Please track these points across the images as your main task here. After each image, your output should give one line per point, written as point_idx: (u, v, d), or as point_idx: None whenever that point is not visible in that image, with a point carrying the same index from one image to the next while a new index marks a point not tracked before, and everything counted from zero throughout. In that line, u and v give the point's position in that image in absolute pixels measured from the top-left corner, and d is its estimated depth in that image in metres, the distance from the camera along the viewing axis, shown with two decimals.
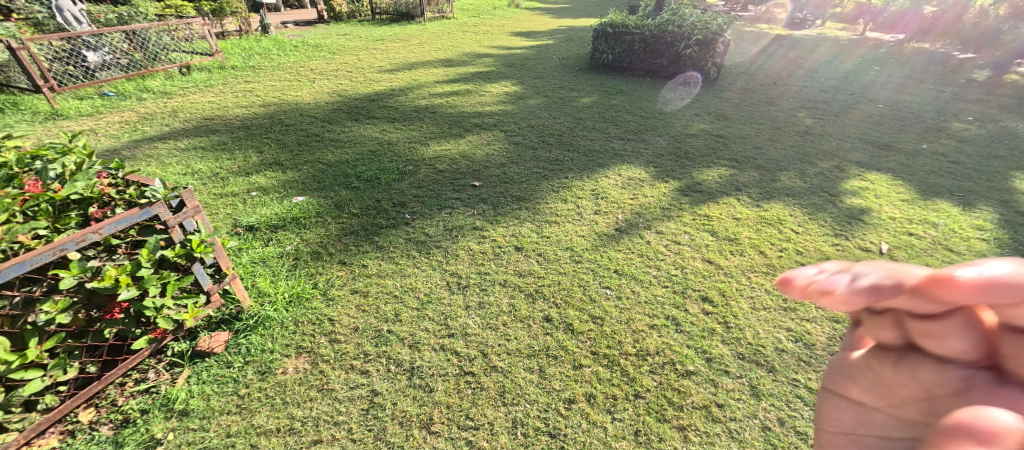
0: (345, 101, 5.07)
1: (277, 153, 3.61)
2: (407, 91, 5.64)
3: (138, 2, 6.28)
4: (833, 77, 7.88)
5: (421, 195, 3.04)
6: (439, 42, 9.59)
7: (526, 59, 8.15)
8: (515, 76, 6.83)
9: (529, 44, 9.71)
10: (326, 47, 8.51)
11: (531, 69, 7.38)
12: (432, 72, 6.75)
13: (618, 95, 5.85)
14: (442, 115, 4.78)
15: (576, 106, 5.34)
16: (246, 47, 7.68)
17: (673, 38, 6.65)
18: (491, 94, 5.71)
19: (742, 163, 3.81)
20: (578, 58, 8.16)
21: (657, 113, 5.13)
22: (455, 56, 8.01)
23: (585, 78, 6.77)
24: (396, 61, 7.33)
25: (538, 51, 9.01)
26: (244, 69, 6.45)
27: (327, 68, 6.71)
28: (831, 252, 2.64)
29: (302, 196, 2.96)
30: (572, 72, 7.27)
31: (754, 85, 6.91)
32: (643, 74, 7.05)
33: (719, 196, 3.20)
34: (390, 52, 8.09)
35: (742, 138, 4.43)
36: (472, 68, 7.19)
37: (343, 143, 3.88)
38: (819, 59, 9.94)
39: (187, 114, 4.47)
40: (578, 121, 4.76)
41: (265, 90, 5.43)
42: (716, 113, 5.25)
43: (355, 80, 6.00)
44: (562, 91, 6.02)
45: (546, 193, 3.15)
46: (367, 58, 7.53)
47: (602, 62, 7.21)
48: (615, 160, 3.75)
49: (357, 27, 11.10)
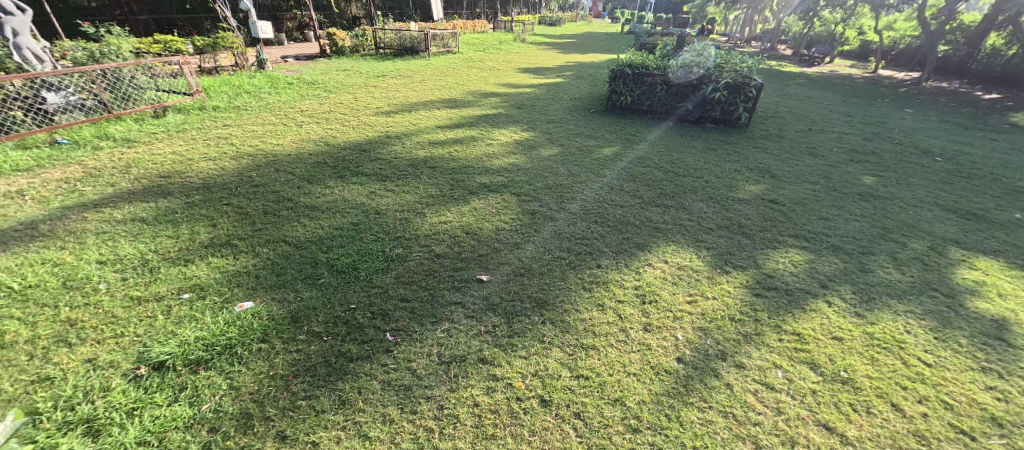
0: (332, 153, 4.41)
1: (234, 228, 2.88)
2: (404, 138, 5.01)
3: (116, 39, 5.76)
4: (870, 122, 7.26)
5: (410, 297, 2.28)
6: (443, 79, 9.13)
7: (535, 99, 7.62)
8: (524, 120, 6.24)
9: (537, 82, 9.24)
10: (322, 84, 8.03)
11: (542, 111, 6.81)
12: (434, 115, 6.16)
13: (642, 145, 5.21)
14: (442, 170, 4.09)
15: (597, 159, 4.67)
16: (236, 84, 7.18)
17: (698, 80, 6.10)
18: (499, 142, 5.07)
19: (811, 242, 3.08)
20: (591, 99, 7.62)
21: (691, 168, 4.46)
22: (459, 96, 7.48)
23: (600, 123, 6.17)
24: (394, 101, 6.77)
25: (549, 90, 8.49)
26: (227, 110, 5.87)
27: (319, 109, 6.14)
28: (995, 405, 1.83)
29: (249, 301, 2.20)
30: (586, 115, 6.69)
31: (788, 132, 6.28)
32: (665, 118, 6.45)
33: (803, 298, 2.43)
34: (389, 91, 7.58)
35: (800, 204, 3.72)
36: (477, 109, 6.62)
37: (320, 212, 3.16)
38: (846, 100, 9.40)
39: (142, 169, 3.80)
40: (602, 179, 4.08)
41: (242, 136, 4.79)
42: (757, 168, 4.58)
43: (347, 125, 5.38)
44: (579, 139, 5.39)
45: (576, 294, 2.39)
46: (364, 98, 6.98)
47: (619, 104, 6.64)
48: (656, 238, 3.02)
49: (359, 63, 10.72)
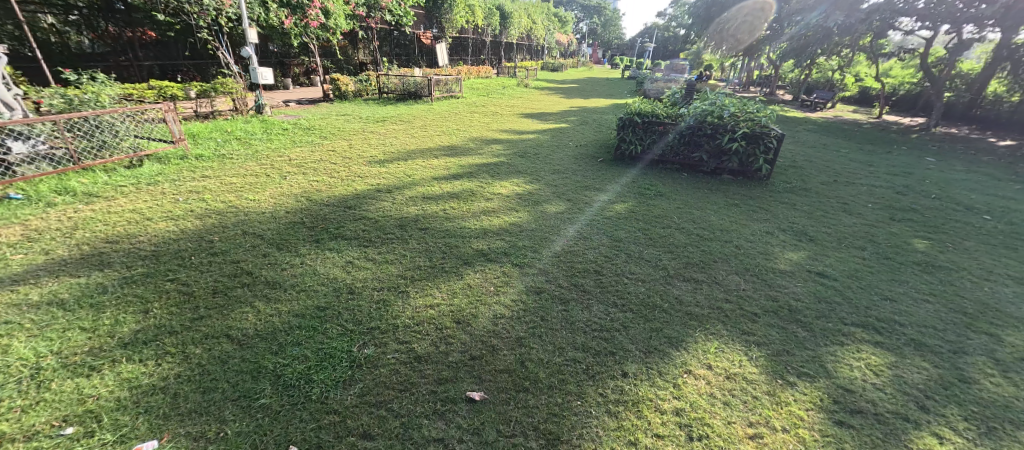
0: (312, 210, 3.93)
1: (168, 316, 2.33)
2: (395, 190, 4.57)
3: (101, 86, 5.48)
4: (895, 172, 6.84)
5: (373, 432, 1.69)
6: (445, 124, 8.87)
7: (539, 146, 7.26)
8: (527, 169, 5.82)
9: (541, 128, 8.96)
10: (319, 129, 7.75)
11: (546, 160, 6.42)
12: (431, 164, 5.75)
13: (658, 200, 4.73)
14: (435, 232, 3.57)
15: (609, 218, 4.17)
16: (227, 130, 6.88)
17: (712, 130, 5.71)
18: (501, 195, 4.60)
19: (883, 335, 2.51)
20: (598, 147, 7.27)
21: (716, 229, 3.94)
22: (459, 142, 7.15)
23: (609, 174, 5.75)
24: (389, 149, 6.42)
25: (553, 136, 8.18)
26: (211, 158, 5.49)
27: (309, 158, 5.75)
28: None
29: (152, 441, 1.62)
30: (593, 164, 6.28)
31: (812, 184, 5.82)
32: (678, 169, 6.02)
33: (901, 430, 1.83)
34: (387, 138, 7.25)
35: (853, 279, 3.16)
36: (477, 158, 6.22)
37: (281, 290, 2.62)
38: (861, 148, 9.06)
39: (89, 231, 3.31)
40: (617, 243, 3.56)
41: (218, 190, 4.34)
42: (791, 229, 4.06)
43: (337, 176, 4.96)
44: (587, 192, 4.92)
45: (598, 425, 1.79)
46: (360, 145, 6.63)
47: (629, 154, 6.24)
48: (691, 328, 2.45)
49: (361, 107, 10.58)
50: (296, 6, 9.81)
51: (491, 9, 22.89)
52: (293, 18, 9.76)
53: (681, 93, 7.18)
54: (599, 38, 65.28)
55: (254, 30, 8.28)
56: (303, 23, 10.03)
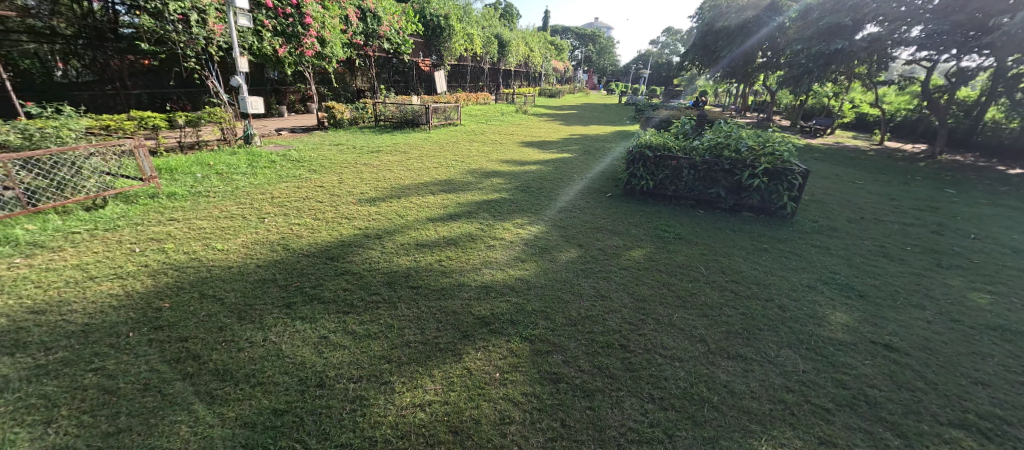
0: (287, 262, 3.42)
1: (77, 431, 1.81)
2: (385, 236, 4.07)
3: (68, 118, 5.00)
4: (922, 206, 6.43)
5: None
6: (442, 154, 8.47)
7: (542, 179, 6.82)
8: (531, 207, 5.35)
9: (543, 158, 8.58)
10: (309, 161, 7.33)
11: (551, 195, 5.97)
12: (425, 201, 5.27)
13: (678, 244, 4.25)
14: (428, 292, 3.05)
15: (628, 269, 3.67)
16: (208, 163, 6.42)
17: (730, 164, 5.28)
18: (503, 240, 4.11)
19: (992, 443, 2.00)
20: (605, 180, 6.85)
21: (752, 283, 3.44)
22: (458, 175, 6.72)
23: (620, 212, 5.28)
24: (382, 184, 5.97)
25: (555, 167, 7.79)
26: (185, 196, 5.00)
27: (293, 195, 5.28)
28: None
29: None
30: (602, 200, 5.82)
31: (839, 222, 5.39)
32: (694, 206, 5.57)
33: None
34: (380, 171, 6.81)
35: (927, 353, 2.66)
36: (476, 193, 5.76)
37: (232, 384, 2.09)
38: (876, 178, 8.71)
39: (15, 294, 2.79)
40: (641, 304, 3.05)
41: (183, 236, 3.85)
42: (834, 282, 3.58)
43: (321, 218, 4.47)
44: (599, 235, 4.44)
45: None
46: (351, 179, 6.18)
47: (640, 189, 5.81)
48: (753, 438, 1.94)
49: (355, 136, 10.22)
50: (291, 35, 9.62)
51: (489, 37, 23.09)
52: (287, 47, 9.56)
53: (693, 123, 6.80)
54: (595, 65, 66.61)
55: (244, 59, 7.92)
56: (298, 51, 9.83)
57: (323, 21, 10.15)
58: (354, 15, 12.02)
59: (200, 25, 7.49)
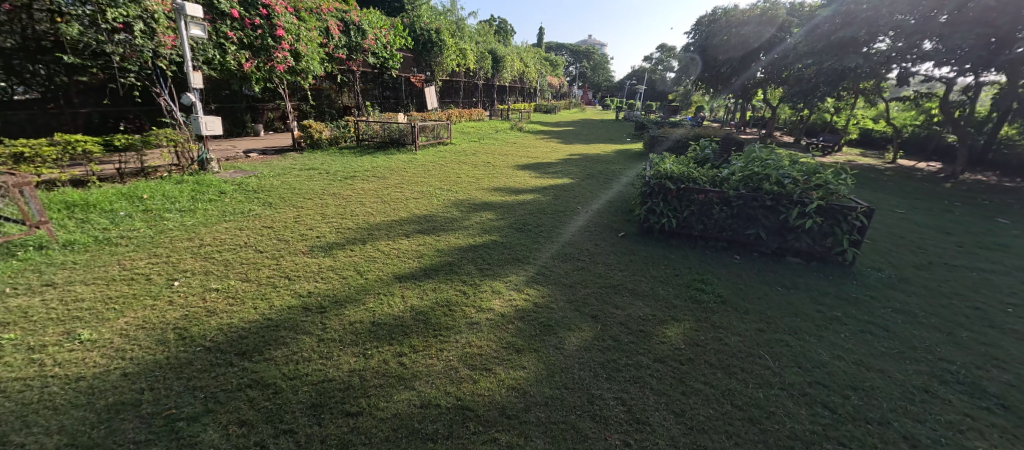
0: (172, 364, 2.35)
1: None
2: (331, 309, 2.98)
3: None
4: (988, 243, 5.47)
5: None
6: (426, 180, 7.45)
7: (541, 211, 5.76)
8: (529, 253, 4.28)
9: (541, 184, 7.55)
10: (267, 190, 6.28)
11: (552, 234, 4.91)
12: (395, 248, 4.18)
13: (724, 312, 3.22)
14: (370, 424, 1.98)
15: (665, 360, 2.63)
16: (141, 197, 5.36)
17: (774, 200, 4.29)
18: (491, 314, 3.04)
19: None
20: (615, 213, 5.83)
21: (847, 390, 2.39)
22: (441, 208, 5.67)
23: (639, 259, 4.22)
24: (346, 222, 4.90)
25: (555, 194, 6.81)
26: (87, 247, 3.92)
27: (231, 240, 4.20)
28: None
29: None
30: (614, 240, 4.79)
31: (904, 268, 4.40)
32: (727, 251, 4.56)
33: None
34: (348, 204, 5.73)
35: None
36: (461, 234, 4.70)
37: None
38: (913, 205, 7.79)
39: None
40: (700, 441, 1.99)
41: (43, 317, 2.76)
42: (957, 382, 2.54)
43: (251, 279, 3.38)
44: (619, 298, 3.40)
45: None
46: (310, 216, 5.11)
47: (659, 227, 4.80)
48: None
49: (332, 158, 9.21)
50: (260, 48, 8.68)
51: (483, 53, 22.40)
52: (255, 61, 8.58)
53: (715, 146, 5.85)
54: (589, 81, 66.67)
55: (198, 74, 6.95)
56: (268, 66, 8.84)
57: (299, 33, 9.27)
58: (336, 27, 11.20)
59: (146, 36, 6.57)
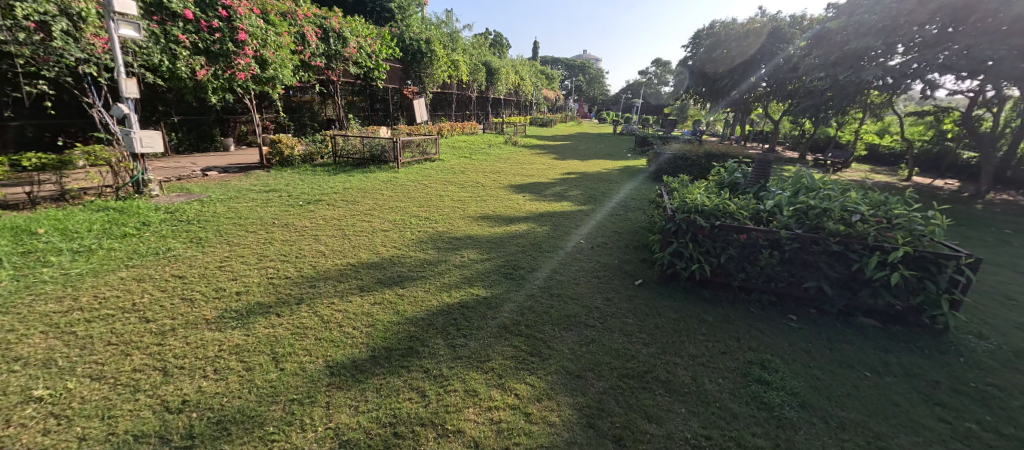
0: None
1: None
2: (203, 442, 1.88)
3: None
4: None
5: None
6: (403, 205, 6.38)
7: (537, 248, 4.69)
8: (521, 314, 3.18)
9: (537, 210, 6.50)
10: (204, 219, 5.17)
11: (551, 281, 3.82)
12: (339, 311, 3.06)
13: (811, 427, 2.16)
14: None
15: None
16: (34, 232, 4.28)
17: (844, 244, 3.25)
18: (460, 444, 1.96)
19: None
20: (627, 250, 4.77)
21: None
22: (413, 245, 4.58)
23: (669, 323, 3.14)
24: (285, 268, 3.79)
25: (553, 222, 5.79)
26: None
27: (119, 301, 3.10)
28: None
29: None
30: (632, 290, 3.70)
31: (1010, 332, 3.38)
32: (778, 308, 3.51)
33: None
34: (298, 240, 4.62)
35: None
36: (433, 285, 3.59)
37: None
38: (961, 234, 6.83)
39: None
40: None
41: None
42: None
43: (105, 378, 2.27)
44: (651, 398, 2.33)
45: None
46: (245, 258, 4.03)
47: (687, 275, 3.75)
48: None
49: (301, 178, 8.18)
50: (218, 54, 7.66)
51: (476, 65, 21.57)
52: (212, 68, 7.57)
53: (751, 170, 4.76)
54: (584, 94, 66.30)
55: (133, 82, 5.91)
56: (228, 74, 7.83)
57: (267, 38, 8.24)
58: (313, 34, 10.28)
59: (71, 39, 5.58)
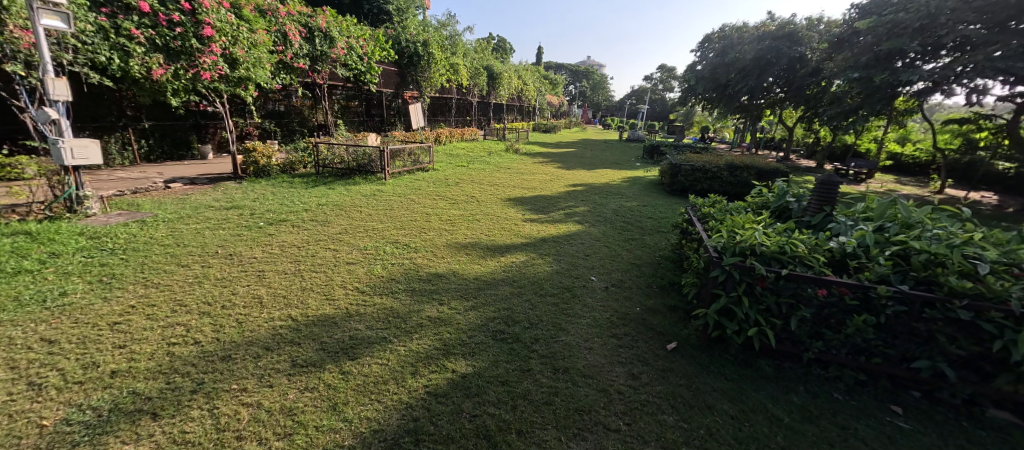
0: None
1: None
2: None
3: None
4: None
5: None
6: (381, 226, 5.44)
7: (537, 289, 3.73)
8: (511, 408, 2.22)
9: (538, 233, 5.55)
10: (135, 247, 4.29)
11: (555, 345, 2.85)
12: (247, 409, 2.11)
13: None
14: None
15: None
16: None
17: (976, 311, 2.25)
18: None
19: None
20: (650, 292, 3.80)
21: None
22: (381, 287, 3.62)
23: (726, 425, 2.16)
24: (201, 326, 2.85)
25: (556, 250, 4.84)
26: None
27: None
28: None
29: None
30: (664, 360, 2.73)
31: None
32: (872, 393, 2.51)
33: None
34: (238, 278, 3.67)
35: None
36: (394, 355, 2.64)
37: None
38: None
39: None
40: None
41: None
42: None
43: None
44: None
45: None
46: (158, 307, 3.10)
47: (740, 340, 2.76)
48: None
49: (274, 191, 7.30)
50: (180, 51, 6.77)
51: (477, 68, 20.72)
52: (172, 67, 6.66)
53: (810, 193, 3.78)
54: (588, 100, 65.55)
55: (63, 82, 5.06)
56: (192, 74, 6.87)
57: (237, 35, 7.34)
58: (296, 34, 9.48)
59: None
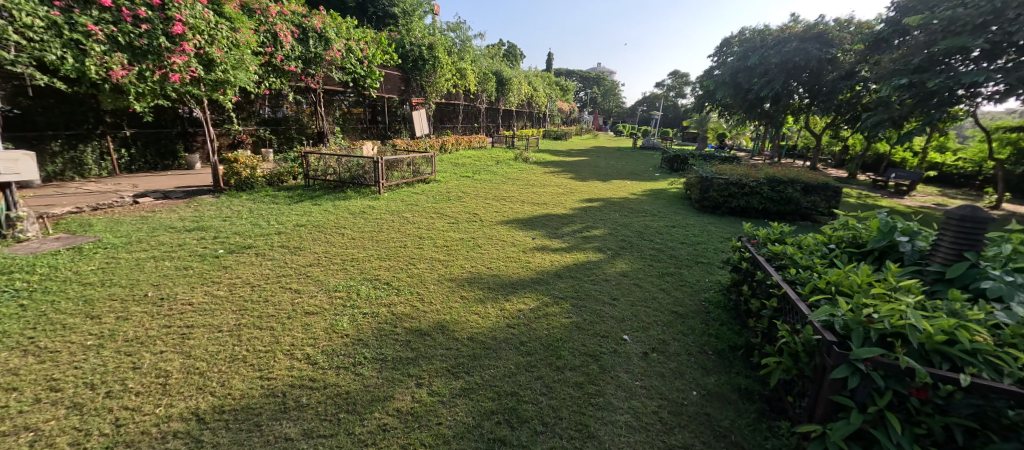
0: None
1: None
2: None
3: None
4: None
5: None
6: (361, 256, 4.51)
7: (552, 358, 2.74)
8: None
9: (552, 264, 4.58)
10: (49, 287, 3.42)
11: None
12: None
13: None
14: None
15: None
16: None
17: None
18: None
19: None
20: (706, 363, 2.79)
21: None
22: (341, 355, 2.67)
23: None
24: (57, 436, 1.93)
25: (575, 291, 3.87)
26: None
27: None
28: None
29: None
30: None
31: None
32: None
33: None
34: (154, 339, 2.76)
35: None
36: None
37: None
38: None
39: None
40: None
41: None
42: None
43: None
44: None
45: None
46: (18, 395, 2.18)
47: None
48: None
49: (252, 208, 6.46)
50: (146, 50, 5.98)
51: (485, 74, 19.93)
52: (136, 68, 5.88)
53: (923, 230, 2.76)
54: (599, 106, 64.63)
55: None
56: (159, 76, 6.16)
57: (215, 34, 6.59)
58: (288, 34, 8.75)
59: None
